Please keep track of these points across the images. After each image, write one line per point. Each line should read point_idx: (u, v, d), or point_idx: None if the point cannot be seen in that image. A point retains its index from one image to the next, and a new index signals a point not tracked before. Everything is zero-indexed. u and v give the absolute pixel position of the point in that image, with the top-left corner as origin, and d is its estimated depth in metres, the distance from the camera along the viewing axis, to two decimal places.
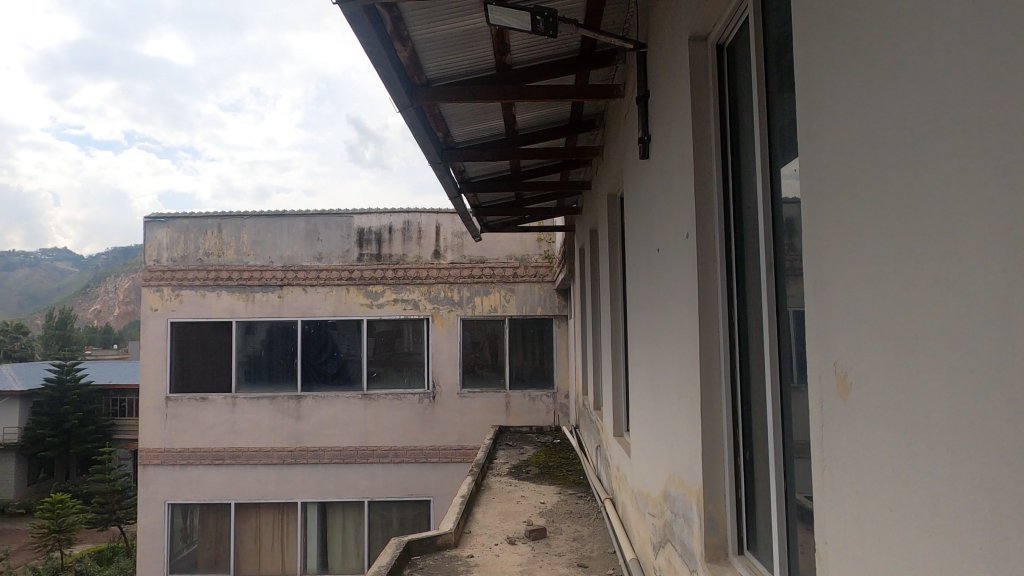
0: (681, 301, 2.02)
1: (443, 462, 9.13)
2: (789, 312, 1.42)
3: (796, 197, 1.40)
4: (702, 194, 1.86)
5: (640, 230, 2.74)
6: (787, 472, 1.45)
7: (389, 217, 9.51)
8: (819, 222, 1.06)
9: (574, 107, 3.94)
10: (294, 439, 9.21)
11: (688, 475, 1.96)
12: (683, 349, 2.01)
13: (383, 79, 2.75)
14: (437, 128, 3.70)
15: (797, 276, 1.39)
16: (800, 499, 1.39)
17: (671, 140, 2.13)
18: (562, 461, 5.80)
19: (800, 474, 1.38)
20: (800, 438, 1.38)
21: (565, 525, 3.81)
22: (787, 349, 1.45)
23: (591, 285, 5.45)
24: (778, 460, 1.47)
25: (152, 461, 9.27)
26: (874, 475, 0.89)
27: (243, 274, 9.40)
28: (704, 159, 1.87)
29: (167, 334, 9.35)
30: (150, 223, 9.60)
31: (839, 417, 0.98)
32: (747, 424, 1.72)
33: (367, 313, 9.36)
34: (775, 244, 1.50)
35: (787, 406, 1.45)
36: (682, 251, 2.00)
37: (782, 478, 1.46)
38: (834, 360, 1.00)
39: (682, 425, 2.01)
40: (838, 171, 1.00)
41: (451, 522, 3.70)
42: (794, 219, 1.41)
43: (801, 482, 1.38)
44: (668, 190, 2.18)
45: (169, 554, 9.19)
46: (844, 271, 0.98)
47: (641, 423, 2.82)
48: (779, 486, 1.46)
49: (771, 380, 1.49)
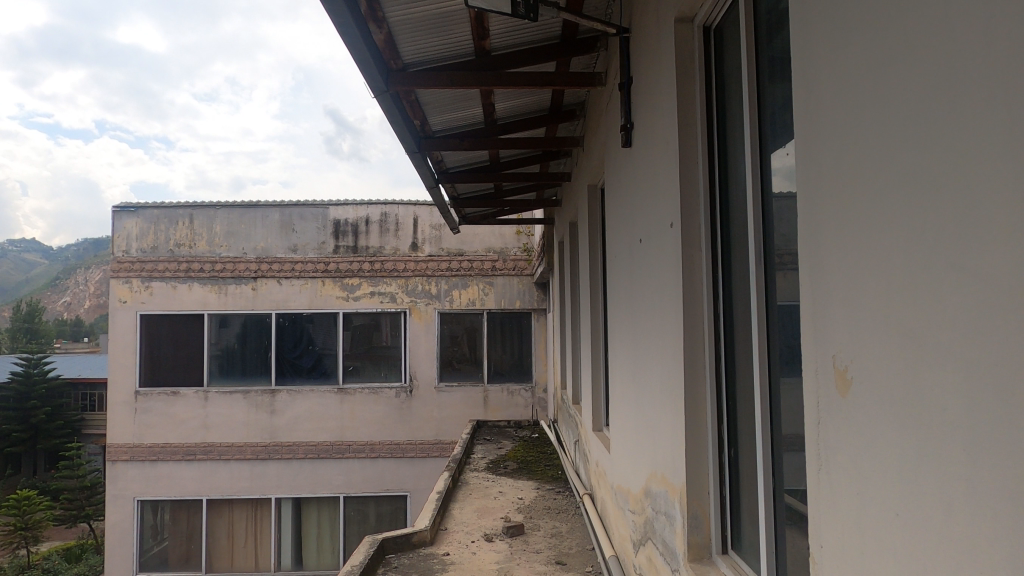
0: (664, 291, 1.96)
1: (420, 456, 9.04)
2: (778, 306, 1.37)
3: (786, 187, 1.34)
4: (687, 184, 1.80)
5: (621, 219, 2.68)
6: (776, 468, 1.39)
7: (366, 209, 9.37)
8: (818, 208, 0.99)
9: (555, 97, 3.86)
10: (268, 434, 9.05)
11: (670, 472, 1.90)
12: (666, 342, 1.94)
13: (358, 61, 2.64)
14: (414, 116, 3.61)
15: (787, 267, 1.33)
16: (790, 499, 1.33)
17: (655, 127, 2.07)
18: (541, 456, 5.74)
19: (789, 469, 1.32)
20: (789, 432, 1.32)
21: (543, 521, 3.76)
22: (775, 342, 1.39)
23: (570, 278, 5.39)
24: (767, 459, 1.41)
25: (121, 457, 9.04)
26: (876, 476, 0.82)
27: (215, 266, 9.20)
28: (690, 146, 1.81)
29: (137, 327, 9.12)
30: (118, 213, 9.34)
31: (837, 414, 0.92)
32: (732, 418, 1.66)
33: (343, 306, 9.22)
34: (766, 233, 1.43)
35: (776, 401, 1.39)
36: (665, 241, 1.94)
37: (771, 475, 1.40)
38: (833, 352, 0.93)
39: (664, 422, 1.96)
40: (841, 149, 0.93)
41: (427, 520, 3.60)
42: (786, 208, 1.34)
43: (789, 479, 1.32)
44: (652, 178, 2.11)
45: (139, 551, 8.99)
46: (845, 259, 0.91)
47: (622, 418, 2.76)
48: (766, 484, 1.40)
49: (761, 375, 1.42)
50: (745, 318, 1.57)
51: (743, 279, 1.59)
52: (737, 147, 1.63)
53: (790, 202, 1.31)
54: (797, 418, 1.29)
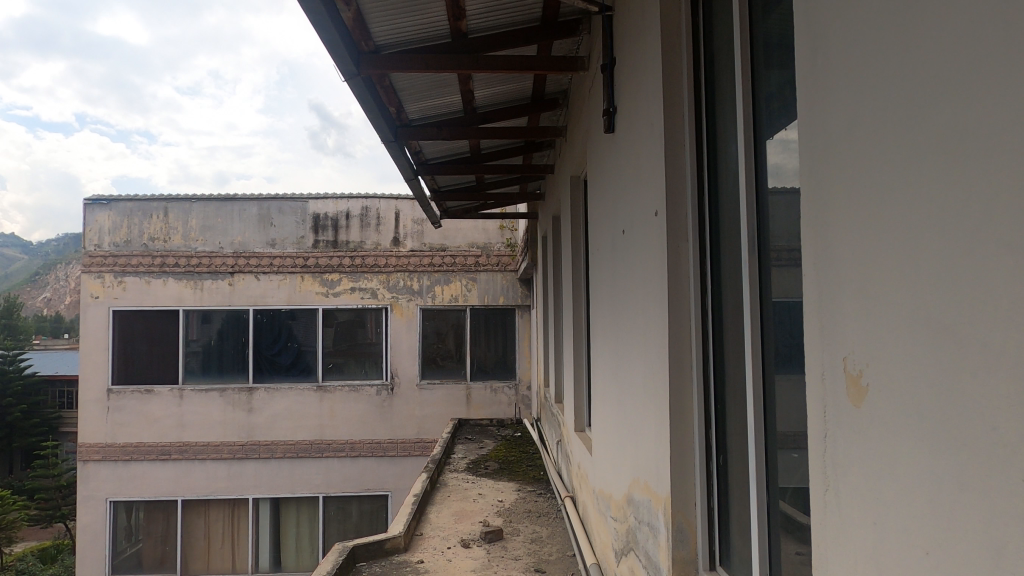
0: (648, 284, 1.82)
1: (402, 455, 8.88)
2: (774, 299, 1.23)
3: (783, 170, 1.20)
4: (673, 169, 1.66)
5: (603, 209, 2.54)
6: (770, 474, 1.25)
7: (347, 203, 9.16)
8: (825, 187, 0.85)
9: (537, 85, 3.72)
10: (245, 433, 8.84)
11: (654, 480, 1.76)
12: (649, 339, 1.81)
13: (325, 41, 2.47)
14: (389, 102, 3.45)
15: (784, 252, 1.19)
16: (786, 508, 1.19)
17: (639, 108, 1.93)
18: (523, 456, 5.60)
19: (783, 469, 1.19)
20: (784, 430, 1.19)
21: (523, 525, 3.61)
22: (769, 339, 1.25)
23: (553, 274, 5.26)
24: (760, 466, 1.27)
25: (93, 457, 8.77)
26: (902, 502, 0.68)
27: (191, 261, 8.96)
28: (676, 128, 1.68)
29: (109, 323, 8.87)
30: (90, 206, 9.07)
31: (847, 427, 0.78)
32: (721, 423, 1.52)
33: (323, 302, 9.02)
34: (760, 219, 1.29)
35: (771, 403, 1.25)
36: (650, 231, 1.80)
37: (764, 483, 1.26)
38: (843, 354, 0.79)
39: (648, 426, 1.82)
40: (852, 114, 0.79)
41: (402, 525, 3.45)
42: (784, 183, 1.19)
43: (785, 483, 1.19)
44: (635, 163, 1.97)
45: (112, 553, 8.77)
46: (859, 243, 0.77)
47: (604, 419, 2.62)
48: (760, 494, 1.26)
49: (753, 372, 1.28)
50: (737, 312, 1.43)
51: (735, 269, 1.44)
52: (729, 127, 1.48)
53: (789, 175, 1.17)
54: (795, 419, 1.14)
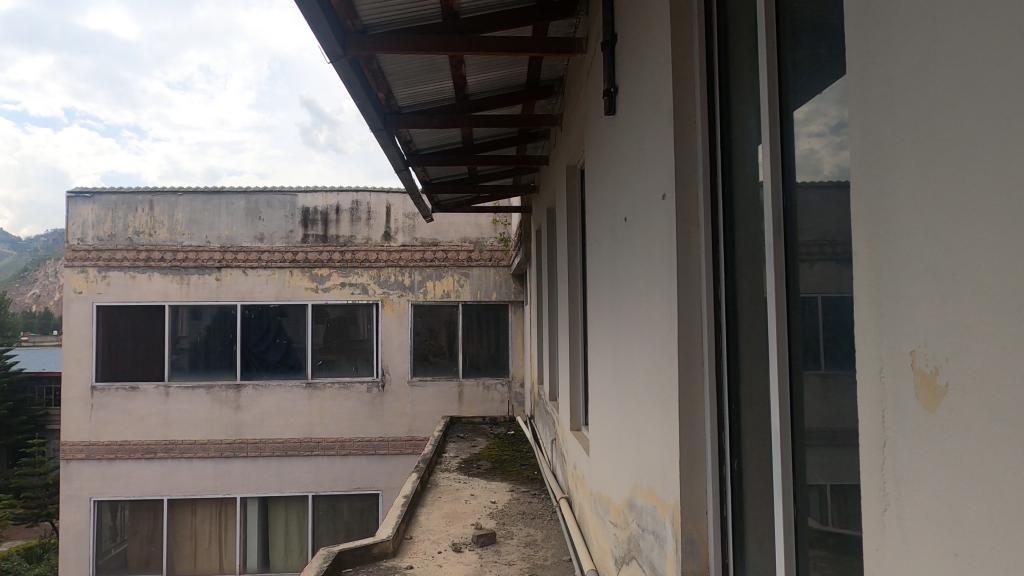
0: (654, 274, 1.68)
1: (393, 454, 8.73)
2: (804, 289, 1.09)
3: (815, 141, 1.06)
4: (683, 149, 1.53)
5: (602, 197, 2.41)
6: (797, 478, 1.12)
7: (337, 196, 8.98)
8: (882, 152, 0.71)
9: (532, 70, 3.57)
10: (233, 431, 8.66)
11: (660, 485, 1.63)
12: (654, 333, 1.68)
13: (309, 19, 2.31)
14: (378, 87, 3.31)
15: (816, 232, 1.06)
16: (817, 515, 1.05)
17: (644, 80, 1.79)
18: (516, 455, 5.47)
19: (814, 469, 1.06)
20: (813, 428, 1.06)
21: (516, 528, 3.48)
22: (798, 329, 1.12)
23: (547, 268, 5.12)
24: (786, 470, 1.13)
25: (76, 456, 8.58)
26: (998, 533, 0.55)
27: (177, 255, 8.77)
28: (685, 102, 1.54)
29: (93, 319, 8.66)
30: (73, 199, 8.85)
31: (914, 433, 0.65)
32: (736, 426, 1.40)
33: (312, 297, 8.85)
34: (787, 194, 1.15)
35: (800, 398, 1.11)
36: (657, 215, 1.66)
37: (789, 486, 1.13)
38: (910, 347, 0.66)
39: (653, 427, 1.69)
40: (919, 60, 0.65)
41: (391, 528, 3.31)
42: (817, 147, 1.05)
43: (813, 486, 1.06)
44: (639, 142, 1.84)
45: (96, 554, 8.59)
46: (928, 214, 0.64)
47: (602, 417, 2.50)
48: (787, 502, 1.13)
49: (775, 362, 1.15)
50: (760, 301, 1.30)
51: (759, 253, 1.30)
52: (752, 97, 1.34)
53: (824, 142, 1.03)
54: (830, 412, 1.01)
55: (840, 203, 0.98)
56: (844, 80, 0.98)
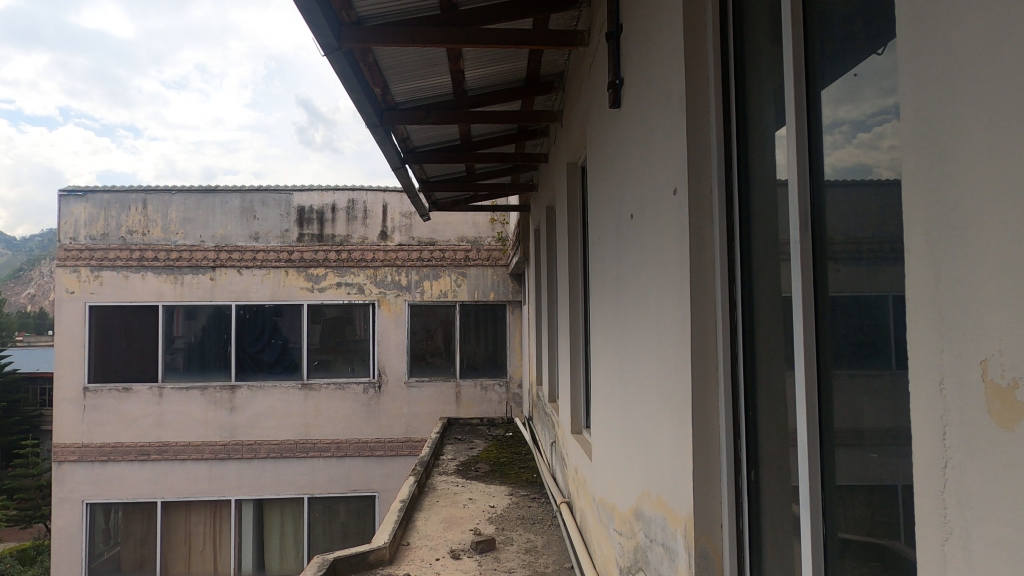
0: (664, 273, 1.60)
1: (389, 455, 8.64)
2: (837, 287, 1.01)
3: (846, 128, 0.99)
4: (696, 141, 1.45)
5: (607, 194, 2.32)
6: (826, 492, 1.04)
7: (333, 195, 8.89)
8: (942, 136, 0.63)
9: (532, 65, 3.48)
10: (227, 432, 8.56)
11: (670, 495, 1.55)
12: (665, 335, 1.60)
13: (303, 9, 2.23)
14: (374, 82, 3.23)
15: (849, 224, 0.98)
16: (852, 529, 0.97)
17: (653, 69, 1.71)
18: (515, 457, 5.39)
19: (849, 473, 0.99)
20: (846, 431, 0.99)
21: (516, 534, 3.40)
22: (827, 330, 1.04)
23: (546, 268, 5.04)
24: (816, 481, 1.05)
25: (68, 458, 8.47)
26: None
27: (171, 254, 8.67)
28: (699, 92, 1.46)
29: (86, 319, 8.56)
30: (65, 198, 8.74)
31: (983, 452, 0.57)
32: (754, 434, 1.32)
33: (308, 297, 8.76)
34: (814, 185, 1.07)
35: (828, 407, 1.04)
36: (667, 211, 1.58)
37: (818, 501, 1.05)
38: (981, 356, 0.58)
39: (663, 434, 1.60)
40: (990, 31, 0.57)
41: (387, 534, 3.23)
42: (851, 134, 0.98)
43: (847, 492, 0.99)
44: (648, 134, 1.75)
45: (89, 556, 8.49)
46: (1005, 205, 0.56)
47: (606, 422, 2.42)
48: (816, 512, 1.05)
49: (802, 368, 1.07)
50: (784, 300, 1.21)
51: (783, 251, 1.21)
52: (776, 83, 1.25)
53: (861, 128, 0.95)
54: (865, 418, 0.94)
55: (866, 198, 0.93)
56: (881, 63, 0.91)
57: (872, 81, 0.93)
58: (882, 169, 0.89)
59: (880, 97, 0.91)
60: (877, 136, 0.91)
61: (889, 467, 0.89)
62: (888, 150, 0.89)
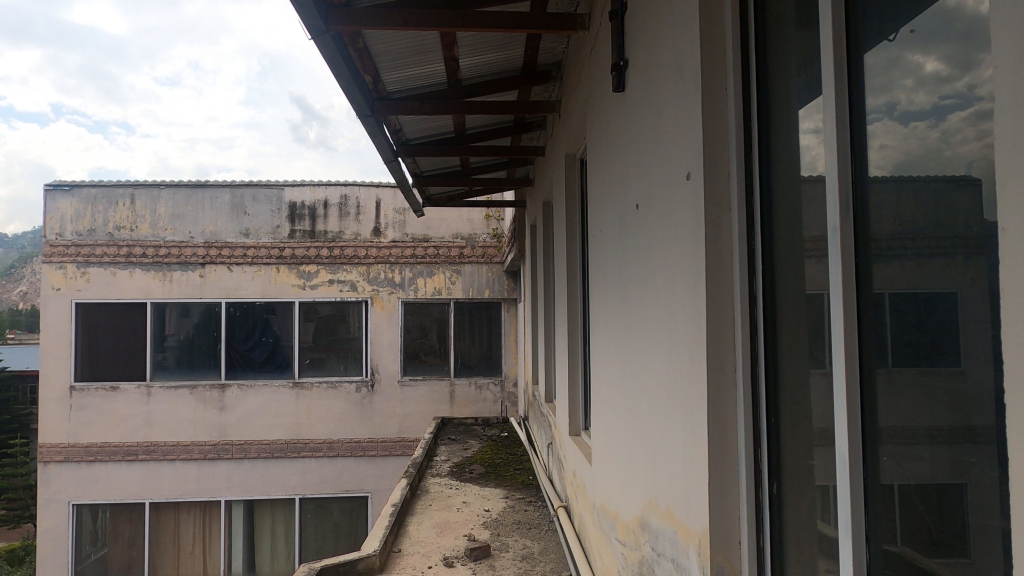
0: (676, 266, 1.47)
1: (382, 455, 8.50)
2: (882, 275, 0.91)
3: (898, 108, 0.88)
4: (712, 122, 1.32)
5: (609, 184, 2.20)
6: (868, 505, 0.94)
7: (325, 191, 8.72)
8: None
9: (529, 53, 3.35)
10: (217, 432, 8.41)
11: (680, 508, 1.43)
12: (676, 333, 1.48)
13: None
14: (365, 69, 3.09)
15: (900, 205, 0.88)
16: (904, 540, 0.88)
17: (663, 45, 1.58)
18: (510, 459, 5.25)
19: (897, 479, 0.89)
20: (896, 434, 0.89)
21: (512, 540, 3.28)
22: (872, 324, 0.93)
23: (542, 264, 4.92)
24: (859, 491, 0.94)
25: (54, 458, 8.29)
26: None
27: (159, 251, 8.50)
28: (717, 65, 1.33)
29: (72, 316, 8.40)
30: (51, 192, 8.55)
31: None
32: (776, 442, 1.21)
33: (299, 295, 8.62)
34: (858, 162, 0.95)
35: (874, 408, 0.93)
36: (678, 198, 1.46)
37: (862, 520, 0.94)
38: None
39: (673, 440, 1.48)
40: None
41: (377, 541, 3.10)
42: (900, 115, 0.87)
43: (895, 504, 0.89)
44: (657, 117, 1.63)
45: (75, 558, 8.33)
46: None
47: (607, 425, 2.30)
48: (860, 526, 0.94)
49: (842, 370, 0.97)
50: (818, 296, 1.06)
51: (816, 245, 1.07)
52: (807, 51, 1.11)
53: (914, 108, 0.85)
54: (914, 418, 0.85)
55: (902, 188, 0.87)
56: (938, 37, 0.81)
57: (898, 65, 0.88)
58: (918, 156, 0.84)
59: (929, 75, 0.82)
60: (918, 123, 0.84)
61: (903, 468, 0.88)
62: (877, 150, 0.92)
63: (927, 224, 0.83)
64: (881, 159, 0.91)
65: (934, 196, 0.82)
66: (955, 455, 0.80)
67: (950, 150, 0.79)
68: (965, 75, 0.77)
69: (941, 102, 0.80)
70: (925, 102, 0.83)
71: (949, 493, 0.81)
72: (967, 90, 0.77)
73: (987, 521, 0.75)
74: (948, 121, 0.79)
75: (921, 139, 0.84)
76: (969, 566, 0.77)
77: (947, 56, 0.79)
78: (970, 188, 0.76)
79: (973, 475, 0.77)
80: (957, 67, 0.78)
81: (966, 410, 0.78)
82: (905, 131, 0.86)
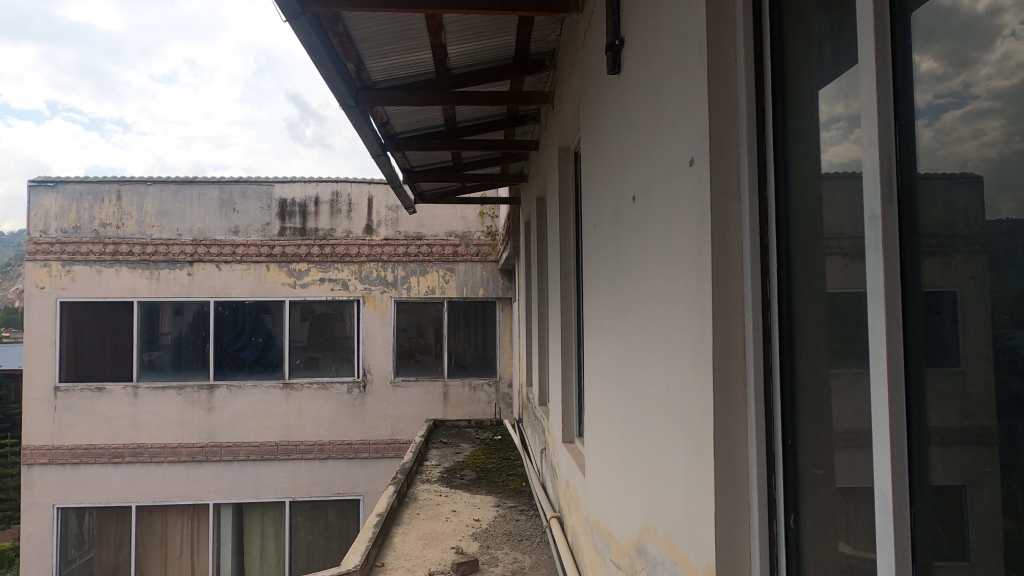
0: (678, 265, 1.31)
1: (375, 458, 8.33)
2: (925, 261, 0.76)
3: (912, 92, 0.77)
4: (719, 98, 1.15)
5: (603, 176, 2.04)
6: (916, 522, 0.77)
7: (316, 187, 8.55)
8: None
9: (521, 40, 3.19)
10: (205, 434, 8.24)
11: (682, 538, 1.27)
12: (677, 340, 1.31)
13: None
14: (346, 56, 2.92)
15: (929, 188, 0.76)
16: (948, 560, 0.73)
17: (662, 18, 1.42)
18: (503, 464, 5.08)
19: (942, 489, 0.74)
20: (941, 439, 0.74)
21: (502, 553, 3.12)
22: (915, 318, 0.78)
23: (536, 263, 4.75)
24: (900, 509, 0.78)
25: (39, 461, 8.11)
26: None
27: (146, 249, 8.32)
28: (725, 35, 1.16)
29: (57, 316, 8.23)
30: (36, 188, 8.36)
31: None
32: (793, 469, 1.05)
33: (289, 294, 8.45)
34: (892, 136, 0.80)
35: (921, 412, 0.77)
36: (680, 188, 1.30)
37: (905, 547, 0.78)
38: None
39: (675, 460, 1.32)
40: None
41: (359, 555, 2.93)
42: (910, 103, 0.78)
43: (934, 524, 0.75)
44: (658, 96, 1.46)
45: (60, 562, 8.15)
46: None
47: (602, 437, 2.14)
48: (901, 552, 0.78)
49: (882, 374, 0.80)
50: (849, 295, 0.89)
51: (849, 243, 0.89)
52: (832, 18, 0.95)
53: (925, 97, 0.75)
54: (960, 418, 0.72)
55: (929, 168, 0.75)
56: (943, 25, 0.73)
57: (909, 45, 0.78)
58: (939, 141, 0.73)
59: (944, 60, 0.73)
60: (933, 114, 0.74)
61: (951, 472, 0.73)
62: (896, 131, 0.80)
63: (946, 215, 0.74)
64: (900, 141, 0.79)
65: (935, 191, 0.74)
66: (967, 459, 0.71)
67: (943, 149, 0.73)
68: (960, 73, 0.71)
69: (935, 101, 0.74)
70: (920, 102, 0.76)
71: (984, 503, 0.69)
72: (962, 89, 0.71)
73: (992, 527, 0.68)
74: (959, 114, 0.71)
75: (935, 130, 0.74)
76: (968, 571, 0.71)
77: (942, 54, 0.73)
78: (970, 186, 0.70)
79: (981, 480, 0.70)
80: (951, 66, 0.72)
81: (977, 412, 0.70)
82: (905, 122, 0.78)
